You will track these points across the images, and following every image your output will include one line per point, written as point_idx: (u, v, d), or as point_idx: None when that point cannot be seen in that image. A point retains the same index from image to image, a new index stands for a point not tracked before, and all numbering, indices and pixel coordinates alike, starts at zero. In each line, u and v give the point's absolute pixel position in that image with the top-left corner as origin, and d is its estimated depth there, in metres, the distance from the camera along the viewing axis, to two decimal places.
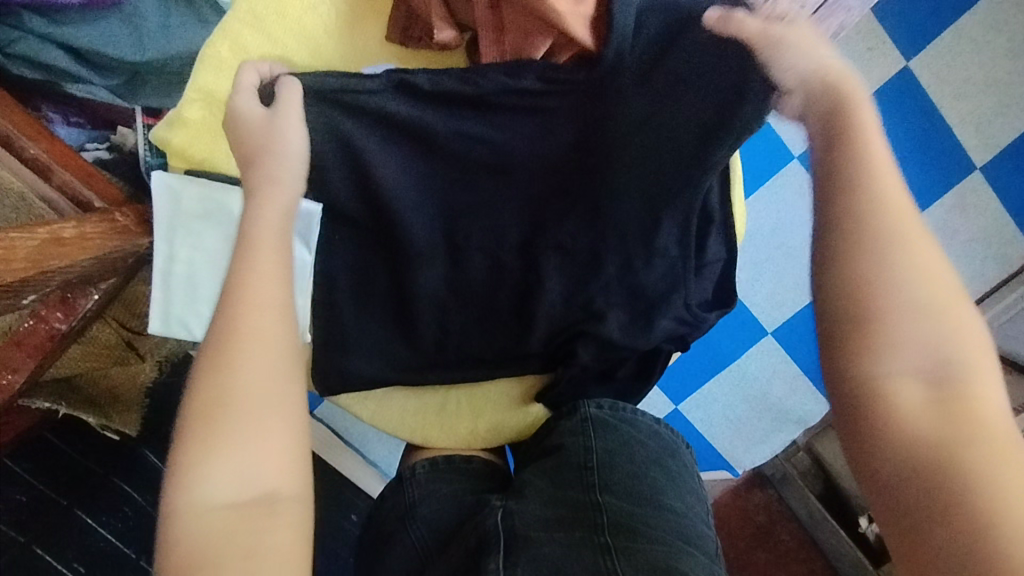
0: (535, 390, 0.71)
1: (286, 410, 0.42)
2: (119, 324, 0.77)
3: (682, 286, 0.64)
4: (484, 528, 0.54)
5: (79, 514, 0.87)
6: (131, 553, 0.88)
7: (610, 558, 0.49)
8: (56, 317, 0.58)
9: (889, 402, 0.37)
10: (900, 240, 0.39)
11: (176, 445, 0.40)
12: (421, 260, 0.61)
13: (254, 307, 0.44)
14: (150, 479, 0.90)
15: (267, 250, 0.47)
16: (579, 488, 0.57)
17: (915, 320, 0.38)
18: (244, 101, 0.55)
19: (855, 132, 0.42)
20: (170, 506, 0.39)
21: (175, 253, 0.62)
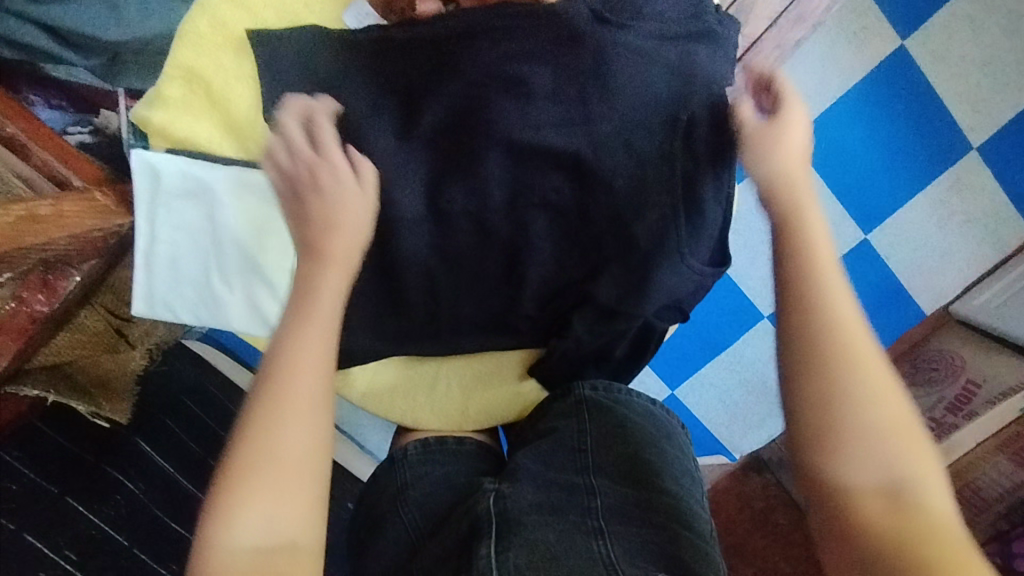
0: (527, 365, 0.71)
1: (320, 467, 0.46)
2: (106, 311, 0.78)
3: (673, 234, 0.58)
4: (476, 513, 0.53)
5: (70, 502, 0.79)
6: (125, 542, 0.81)
7: (601, 543, 0.49)
8: (37, 300, 0.57)
9: (857, 509, 0.44)
10: (865, 364, 0.47)
11: (218, 485, 0.44)
12: (408, 229, 0.60)
13: (306, 367, 0.47)
14: (145, 468, 0.86)
15: (324, 308, 0.50)
16: (572, 470, 0.56)
17: (878, 439, 0.45)
18: (317, 158, 0.53)
19: (815, 264, 0.49)
20: (204, 540, 0.43)
21: (156, 234, 0.62)
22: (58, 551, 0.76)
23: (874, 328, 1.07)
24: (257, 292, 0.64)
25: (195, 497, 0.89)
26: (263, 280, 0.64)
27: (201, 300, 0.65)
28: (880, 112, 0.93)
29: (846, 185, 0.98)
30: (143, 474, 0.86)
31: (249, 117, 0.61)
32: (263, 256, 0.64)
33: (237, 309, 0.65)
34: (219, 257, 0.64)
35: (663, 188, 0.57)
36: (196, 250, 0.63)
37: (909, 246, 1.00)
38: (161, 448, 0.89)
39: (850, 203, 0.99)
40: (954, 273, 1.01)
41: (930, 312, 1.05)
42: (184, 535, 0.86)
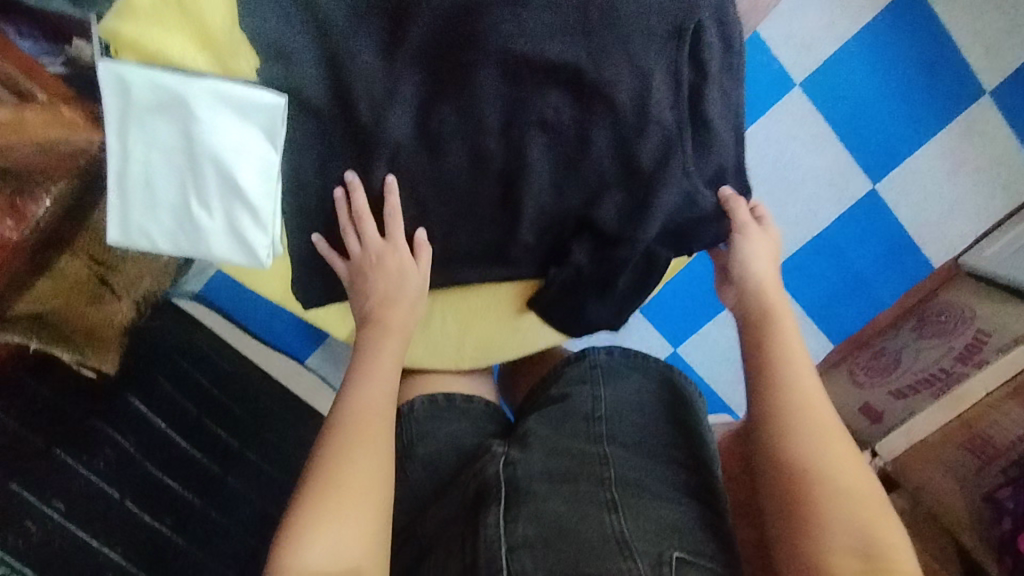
0: (525, 296, 0.70)
1: (380, 495, 0.52)
2: (88, 256, 0.76)
3: (680, 151, 0.62)
4: (485, 477, 0.52)
5: (60, 455, 0.75)
6: (116, 494, 0.78)
7: (615, 515, 0.46)
8: (6, 226, 0.56)
9: (833, 571, 0.46)
10: (836, 436, 0.53)
11: (292, 513, 0.50)
12: (391, 150, 0.60)
13: (370, 412, 0.56)
14: (136, 423, 0.84)
15: (382, 368, 0.59)
16: (585, 438, 0.55)
17: (850, 498, 0.49)
18: (383, 246, 0.62)
19: (784, 349, 0.58)
20: (279, 564, 0.48)
21: (130, 152, 0.56)
22: (47, 502, 0.71)
23: (881, 280, 1.11)
24: (240, 219, 0.59)
25: (191, 456, 0.88)
26: (248, 207, 0.59)
27: (181, 226, 0.59)
28: (894, 57, 0.98)
29: (858, 130, 1.02)
30: (135, 429, 0.83)
31: (226, 29, 0.55)
32: (247, 179, 0.58)
33: (220, 237, 0.59)
34: (199, 180, 0.58)
35: (666, 107, 0.61)
36: (174, 172, 0.58)
37: (914, 197, 1.05)
38: (155, 407, 0.87)
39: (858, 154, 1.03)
40: (960, 220, 1.06)
41: (937, 264, 1.09)
42: (182, 492, 0.84)
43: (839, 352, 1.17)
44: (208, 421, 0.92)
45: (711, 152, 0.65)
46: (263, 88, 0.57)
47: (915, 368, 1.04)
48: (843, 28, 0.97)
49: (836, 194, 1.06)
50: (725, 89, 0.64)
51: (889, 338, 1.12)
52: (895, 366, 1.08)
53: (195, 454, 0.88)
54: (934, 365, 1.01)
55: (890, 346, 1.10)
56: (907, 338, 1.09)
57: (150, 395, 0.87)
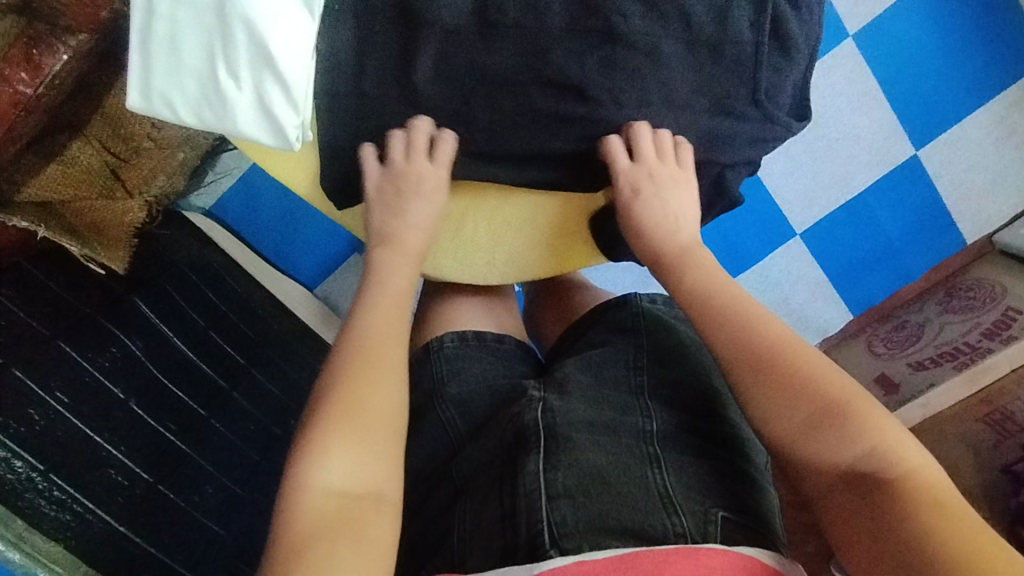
0: (566, 221, 0.68)
1: (394, 421, 0.51)
2: (100, 145, 0.73)
3: (753, 70, 0.58)
4: (521, 423, 0.51)
5: (63, 346, 0.72)
6: (120, 394, 0.75)
7: (657, 470, 0.48)
8: (20, 80, 0.52)
9: (834, 505, 0.48)
10: (773, 374, 0.50)
11: (302, 434, 0.48)
12: (439, 35, 0.55)
13: (382, 337, 0.54)
14: (141, 325, 0.81)
15: (394, 295, 0.58)
16: (624, 390, 0.55)
17: (806, 438, 0.49)
18: (426, 167, 0.59)
19: (710, 294, 0.57)
20: (293, 483, 0.47)
21: (156, 7, 0.51)
22: (47, 391, 0.69)
23: (919, 251, 1.09)
24: (270, 92, 0.53)
25: (196, 365, 0.85)
26: (277, 80, 0.52)
27: (205, 94, 0.53)
28: (946, 17, 1.03)
29: (908, 88, 1.05)
30: (141, 332, 0.80)
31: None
32: (280, 46, 0.52)
33: (247, 115, 0.53)
34: (227, 43, 0.52)
35: (747, 24, 0.57)
36: (202, 35, 0.52)
37: (959, 166, 1.07)
38: (160, 312, 0.84)
39: (903, 112, 1.05)
40: (998, 195, 1.07)
41: (971, 241, 1.09)
42: (185, 400, 0.82)
43: (858, 322, 1.12)
44: (214, 334, 0.90)
45: (783, 79, 0.60)
46: None
47: (937, 342, 1.03)
48: None
49: (878, 157, 1.07)
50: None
51: (912, 311, 1.11)
52: (919, 338, 1.06)
53: (201, 365, 0.86)
54: (959, 339, 1.00)
55: (913, 318, 1.09)
56: (931, 312, 1.08)
57: (157, 300, 0.84)
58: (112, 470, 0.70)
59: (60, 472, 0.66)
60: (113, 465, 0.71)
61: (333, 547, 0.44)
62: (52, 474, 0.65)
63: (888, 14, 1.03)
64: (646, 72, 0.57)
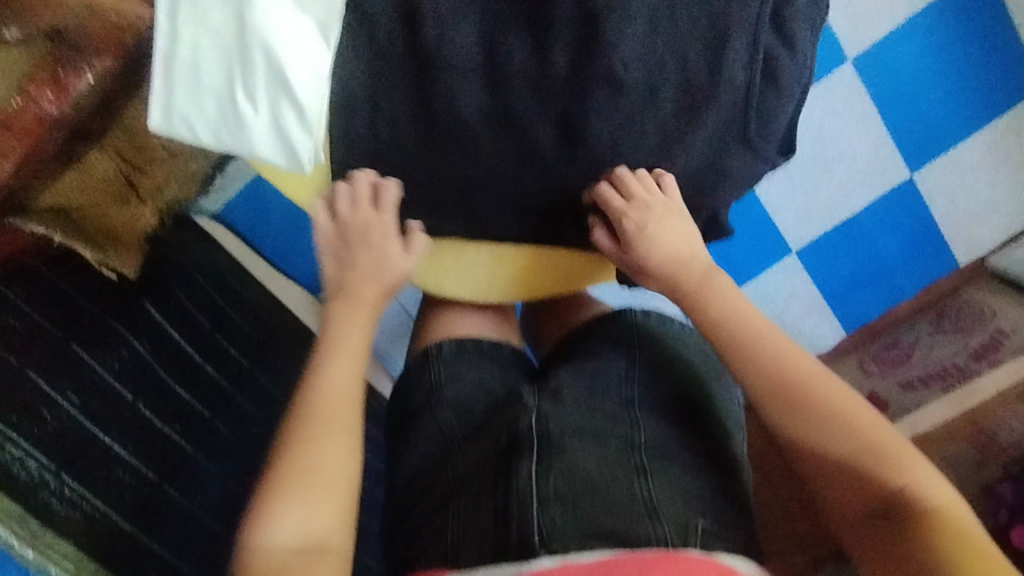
0: (577, 266, 0.73)
1: (344, 479, 0.56)
2: (118, 155, 0.75)
3: (744, 110, 0.62)
4: (517, 428, 0.54)
5: (75, 348, 0.75)
6: (129, 396, 0.78)
7: (643, 480, 0.50)
8: (46, 99, 0.54)
9: (857, 526, 0.54)
10: (813, 412, 0.55)
11: (259, 500, 0.54)
12: (454, 74, 0.58)
13: (335, 397, 0.58)
14: (148, 327, 0.84)
15: (350, 345, 0.62)
16: (616, 401, 0.57)
17: (836, 468, 0.54)
18: (373, 218, 0.63)
19: (739, 315, 0.61)
20: (249, 545, 0.52)
21: (179, 34, 0.54)
22: (59, 392, 0.71)
23: (909, 273, 1.12)
24: (286, 116, 0.55)
25: (203, 367, 0.89)
26: (294, 105, 0.55)
27: (223, 116, 0.56)
28: (944, 45, 1.05)
29: (904, 115, 1.07)
30: (148, 335, 0.84)
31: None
32: (297, 72, 0.54)
33: (263, 136, 0.56)
34: (245, 68, 0.55)
35: (740, 66, 0.60)
36: (221, 60, 0.55)
37: (953, 189, 1.10)
38: (168, 315, 0.87)
39: (899, 135, 1.08)
40: (990, 220, 1.11)
41: (963, 262, 1.12)
42: (191, 401, 0.85)
43: (853, 339, 1.14)
44: (221, 338, 0.94)
45: (771, 118, 0.64)
46: None
47: (927, 362, 1.05)
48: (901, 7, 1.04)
49: (871, 178, 1.10)
50: (800, 40, 0.63)
51: (903, 330, 1.13)
52: (908, 358, 1.09)
53: (207, 367, 0.90)
54: (948, 359, 1.02)
55: (904, 338, 1.12)
56: (923, 330, 1.11)
57: (165, 304, 0.88)
58: (120, 468, 0.73)
59: (71, 471, 0.68)
60: (121, 464, 0.73)
61: None
62: (63, 473, 0.67)
63: (886, 39, 1.05)
64: (643, 106, 0.60)
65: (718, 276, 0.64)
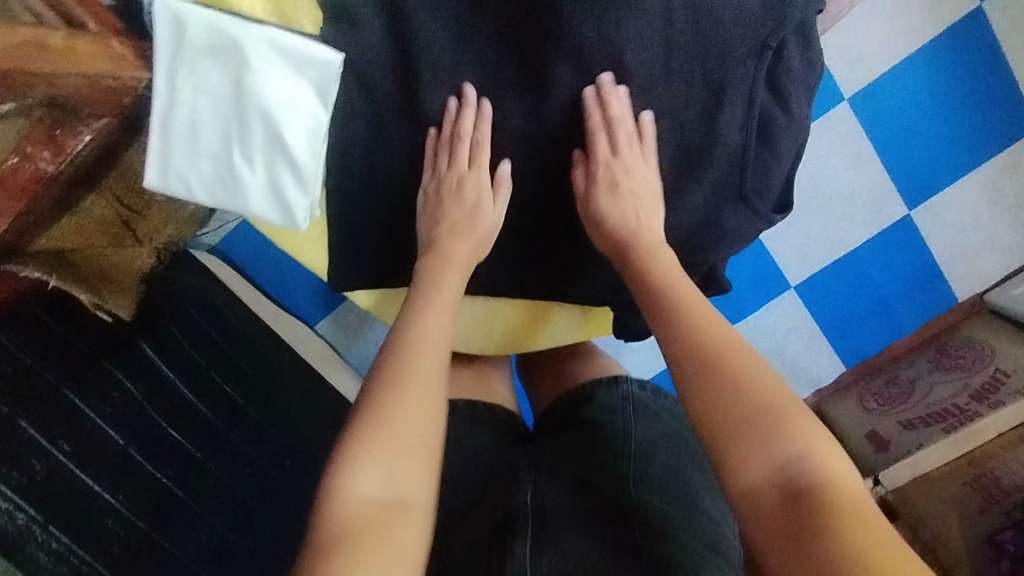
0: (574, 319, 0.73)
1: (432, 429, 0.52)
2: (115, 198, 0.73)
3: (740, 171, 0.63)
4: (512, 505, 0.55)
5: (67, 394, 0.74)
6: (120, 440, 0.77)
7: (634, 560, 0.50)
8: (42, 158, 0.53)
9: (753, 502, 0.47)
10: (722, 373, 0.51)
11: (342, 442, 0.50)
12: (451, 132, 0.60)
13: (426, 347, 0.55)
14: (143, 369, 0.83)
15: (443, 297, 0.59)
16: (610, 475, 0.58)
17: (743, 434, 0.48)
18: (466, 172, 0.60)
19: (677, 292, 0.57)
20: (332, 488, 0.48)
21: (176, 96, 0.52)
22: (50, 440, 0.71)
23: (906, 308, 1.12)
24: (283, 178, 0.57)
25: (196, 408, 0.87)
26: (291, 167, 0.56)
27: (220, 178, 0.56)
28: (942, 83, 1.02)
29: (900, 154, 1.05)
30: (143, 377, 0.83)
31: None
32: (294, 137, 0.55)
33: (259, 197, 0.57)
34: (244, 132, 0.55)
35: (735, 128, 0.60)
36: (219, 122, 0.55)
37: (950, 226, 1.08)
38: (164, 355, 0.87)
39: (896, 174, 1.06)
40: (989, 257, 1.08)
41: (961, 298, 1.11)
42: (184, 443, 0.84)
43: (850, 373, 1.15)
44: (216, 375, 0.92)
45: (764, 175, 0.64)
46: (319, 45, 0.53)
47: (927, 402, 1.04)
48: (898, 47, 1.01)
49: (869, 216, 1.09)
50: (798, 99, 0.63)
51: (902, 366, 1.11)
52: (909, 396, 1.07)
53: (200, 407, 0.88)
54: (949, 400, 1.01)
55: (903, 374, 1.09)
56: (922, 368, 1.08)
57: (161, 344, 0.87)
58: (110, 520, 0.73)
59: (58, 524, 0.68)
60: (109, 513, 0.73)
61: (358, 548, 0.44)
62: (50, 526, 0.67)
63: (882, 79, 1.02)
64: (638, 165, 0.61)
65: (665, 252, 0.60)
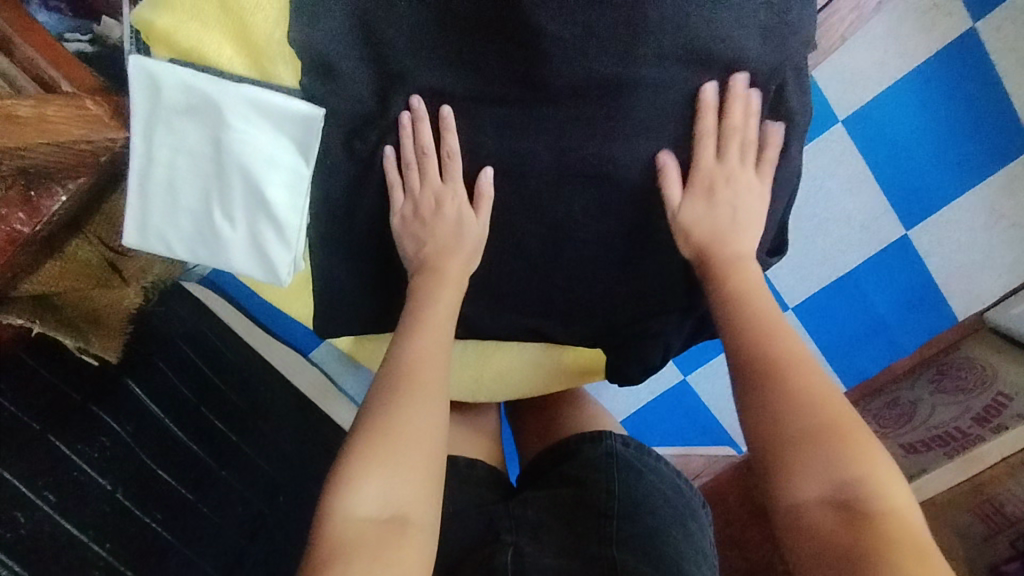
0: (572, 363, 0.73)
1: (432, 446, 0.51)
2: (99, 241, 0.72)
3: None
4: (494, 563, 0.60)
5: (53, 441, 0.74)
6: (107, 485, 0.77)
7: None
8: (18, 219, 0.54)
9: (808, 520, 0.46)
10: (785, 383, 0.50)
11: (338, 461, 0.49)
12: (446, 184, 0.60)
13: (423, 364, 0.55)
14: (132, 410, 0.82)
15: (438, 314, 0.59)
16: (595, 541, 0.61)
17: (796, 450, 0.48)
18: (443, 189, 0.60)
19: (753, 304, 0.57)
20: (327, 508, 0.47)
21: (154, 154, 0.55)
22: (37, 492, 0.71)
23: (902, 330, 1.07)
24: (263, 233, 0.57)
25: (186, 446, 0.86)
26: (271, 222, 0.56)
27: (201, 233, 0.57)
28: (940, 101, 0.89)
29: (895, 180, 0.95)
30: (133, 417, 0.82)
31: (270, 33, 0.53)
32: (273, 192, 0.56)
33: (241, 252, 0.58)
34: (222, 187, 0.56)
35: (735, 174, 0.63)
36: (198, 179, 0.56)
37: (947, 246, 0.98)
38: (153, 393, 0.85)
39: (895, 198, 0.96)
40: (989, 278, 1.00)
41: (962, 317, 1.04)
42: (173, 483, 0.83)
43: (850, 395, 1.14)
44: (206, 411, 0.90)
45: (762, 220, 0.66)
46: (294, 99, 0.54)
47: (929, 425, 1.02)
48: (893, 66, 0.88)
49: (866, 238, 1.00)
50: (791, 142, 0.64)
51: (903, 387, 1.10)
52: (910, 418, 1.06)
53: (195, 447, 0.87)
54: (951, 422, 0.98)
55: (905, 395, 1.09)
56: (923, 390, 1.07)
57: (154, 383, 0.86)
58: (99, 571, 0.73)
59: None
60: (98, 567, 0.73)
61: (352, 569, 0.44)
62: None
63: (874, 102, 0.90)
64: (631, 207, 0.61)
65: (748, 264, 0.61)
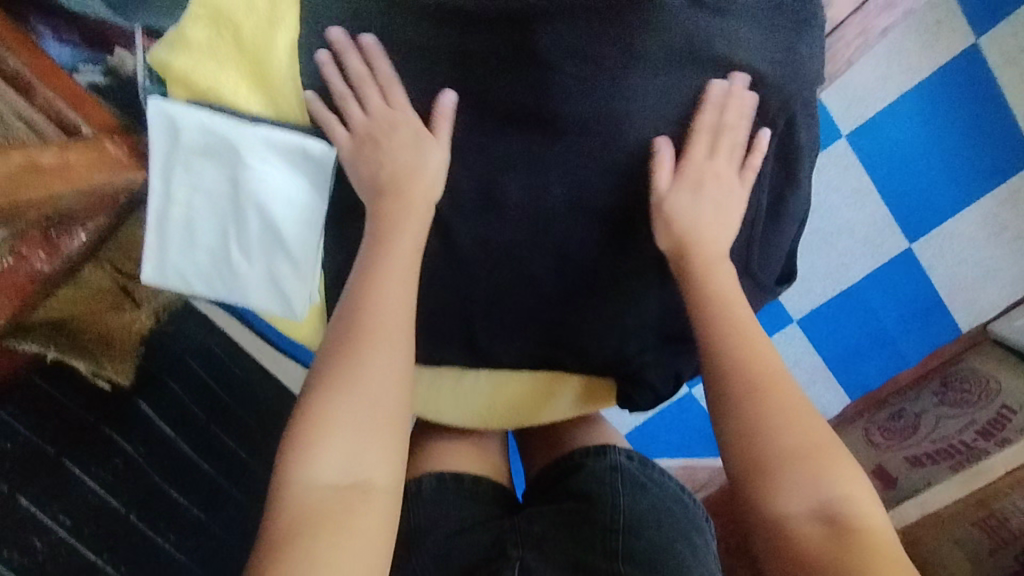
0: (580, 395, 0.72)
1: (394, 404, 0.50)
2: (113, 267, 0.74)
3: (751, 246, 0.65)
4: None
5: (68, 463, 0.75)
6: (121, 507, 0.77)
7: None
8: (38, 257, 0.55)
9: (793, 534, 0.46)
10: (761, 399, 0.50)
11: (293, 426, 0.48)
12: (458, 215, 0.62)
13: (380, 313, 0.52)
14: (145, 430, 0.83)
15: (396, 251, 0.55)
16: (603, 555, 0.62)
17: (778, 469, 0.48)
18: (394, 112, 0.57)
19: (732, 311, 0.55)
20: (286, 477, 0.46)
21: (172, 193, 0.57)
22: (53, 515, 0.71)
23: (906, 344, 1.07)
24: (279, 267, 0.58)
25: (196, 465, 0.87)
26: (288, 258, 0.58)
27: (218, 270, 0.59)
28: (944, 115, 0.90)
29: (898, 193, 0.96)
30: (144, 438, 0.83)
31: (285, 79, 0.57)
32: (289, 227, 0.57)
33: (258, 287, 0.59)
34: (239, 223, 0.58)
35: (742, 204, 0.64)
36: (216, 216, 0.58)
37: (951, 258, 0.99)
38: (163, 412, 0.86)
39: (898, 210, 0.97)
40: (992, 290, 1.01)
41: (965, 329, 1.05)
42: (182, 501, 0.83)
43: (853, 406, 1.13)
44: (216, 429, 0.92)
45: (772, 251, 0.67)
46: (310, 139, 0.57)
47: (933, 437, 1.00)
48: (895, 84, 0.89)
49: (871, 250, 1.01)
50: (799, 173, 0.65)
51: (908, 399, 1.08)
52: (914, 431, 1.04)
53: (204, 466, 0.88)
54: (955, 436, 0.97)
55: (909, 408, 1.06)
56: (927, 402, 1.05)
57: (162, 403, 0.87)
58: None
59: None
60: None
61: (316, 541, 0.43)
62: None
63: (880, 116, 0.91)
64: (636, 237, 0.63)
65: (720, 267, 0.57)
